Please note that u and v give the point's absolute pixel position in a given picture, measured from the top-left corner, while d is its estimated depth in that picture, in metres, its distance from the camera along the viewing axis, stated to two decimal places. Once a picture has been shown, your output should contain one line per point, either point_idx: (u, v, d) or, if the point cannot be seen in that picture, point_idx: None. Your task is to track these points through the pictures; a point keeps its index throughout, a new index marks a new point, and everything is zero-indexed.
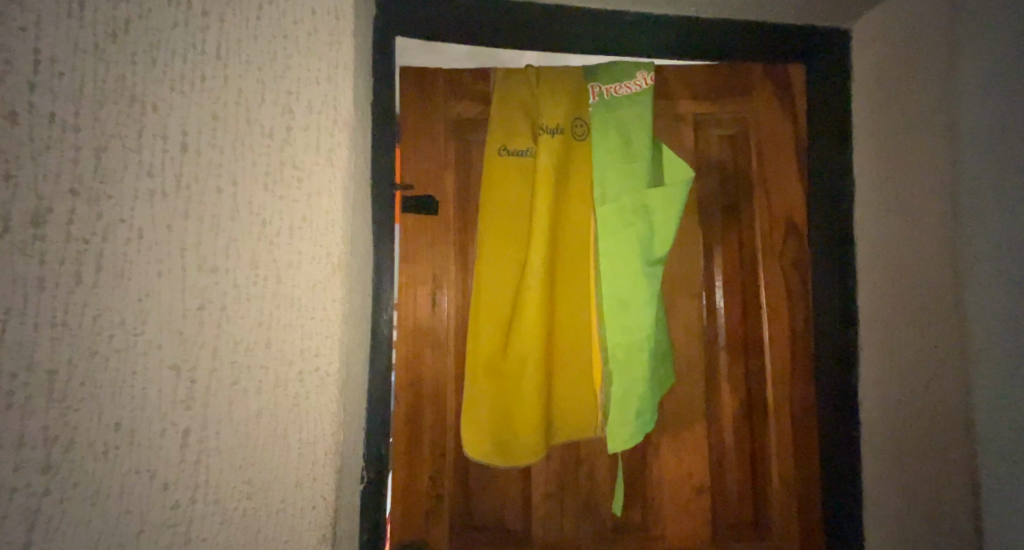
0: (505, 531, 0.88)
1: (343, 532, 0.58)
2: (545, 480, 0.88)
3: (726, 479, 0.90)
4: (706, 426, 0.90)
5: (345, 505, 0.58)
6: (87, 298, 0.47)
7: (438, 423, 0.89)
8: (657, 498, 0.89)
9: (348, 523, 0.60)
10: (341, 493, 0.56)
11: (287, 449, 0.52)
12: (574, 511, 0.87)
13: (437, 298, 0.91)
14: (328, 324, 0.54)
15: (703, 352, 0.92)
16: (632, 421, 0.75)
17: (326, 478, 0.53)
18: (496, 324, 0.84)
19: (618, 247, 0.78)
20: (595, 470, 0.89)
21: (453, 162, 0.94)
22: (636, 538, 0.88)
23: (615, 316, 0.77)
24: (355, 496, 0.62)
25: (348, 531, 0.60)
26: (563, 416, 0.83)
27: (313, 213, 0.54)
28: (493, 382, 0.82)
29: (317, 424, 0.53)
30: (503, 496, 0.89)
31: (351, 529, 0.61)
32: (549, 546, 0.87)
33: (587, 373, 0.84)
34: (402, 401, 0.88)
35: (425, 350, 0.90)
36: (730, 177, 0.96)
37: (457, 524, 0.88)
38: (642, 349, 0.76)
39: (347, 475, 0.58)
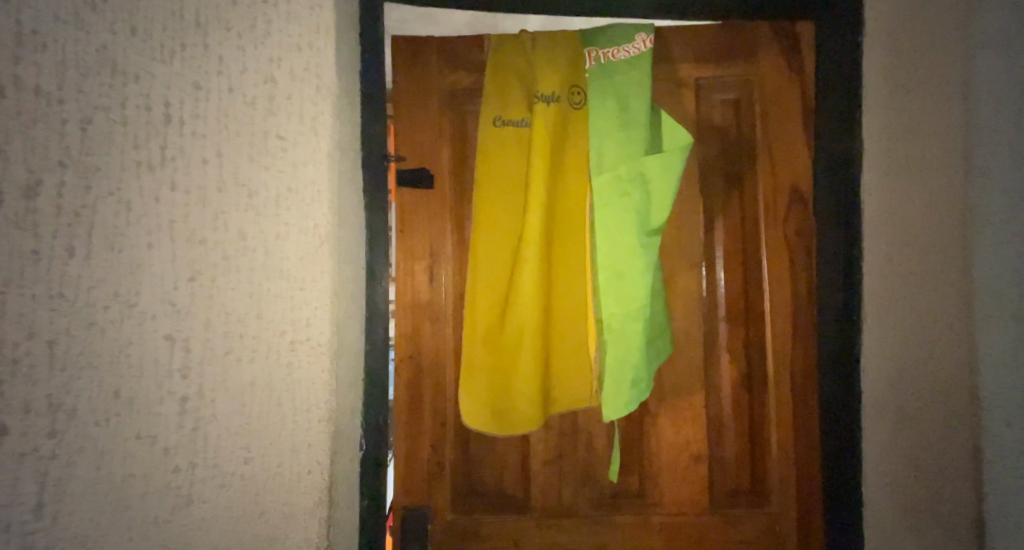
0: (505, 497, 0.90)
1: (340, 487, 0.61)
2: (544, 450, 0.89)
3: (725, 448, 0.89)
4: (706, 397, 0.90)
5: (341, 464, 0.61)
6: (82, 272, 0.44)
7: (438, 394, 0.90)
8: (656, 468, 0.89)
9: (346, 483, 0.62)
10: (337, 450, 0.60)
11: (283, 414, 0.55)
12: (571, 478, 0.89)
13: (435, 272, 0.91)
14: (317, 295, 0.57)
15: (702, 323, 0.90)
16: (628, 392, 0.74)
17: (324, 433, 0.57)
18: (494, 297, 0.85)
19: (613, 217, 0.77)
20: (593, 439, 0.89)
21: (448, 133, 0.92)
22: (635, 505, 0.88)
23: (610, 287, 0.76)
24: (353, 457, 0.65)
25: (346, 492, 0.63)
26: (560, 388, 0.84)
27: (299, 183, 0.55)
28: (491, 353, 0.83)
29: (310, 390, 0.56)
30: (502, 465, 0.90)
31: (350, 488, 0.64)
32: (548, 511, 0.89)
33: (584, 346, 0.84)
34: (402, 374, 0.90)
35: (424, 324, 0.91)
36: (734, 144, 0.93)
37: (459, 490, 0.90)
38: (637, 320, 0.75)
39: (342, 435, 0.62)
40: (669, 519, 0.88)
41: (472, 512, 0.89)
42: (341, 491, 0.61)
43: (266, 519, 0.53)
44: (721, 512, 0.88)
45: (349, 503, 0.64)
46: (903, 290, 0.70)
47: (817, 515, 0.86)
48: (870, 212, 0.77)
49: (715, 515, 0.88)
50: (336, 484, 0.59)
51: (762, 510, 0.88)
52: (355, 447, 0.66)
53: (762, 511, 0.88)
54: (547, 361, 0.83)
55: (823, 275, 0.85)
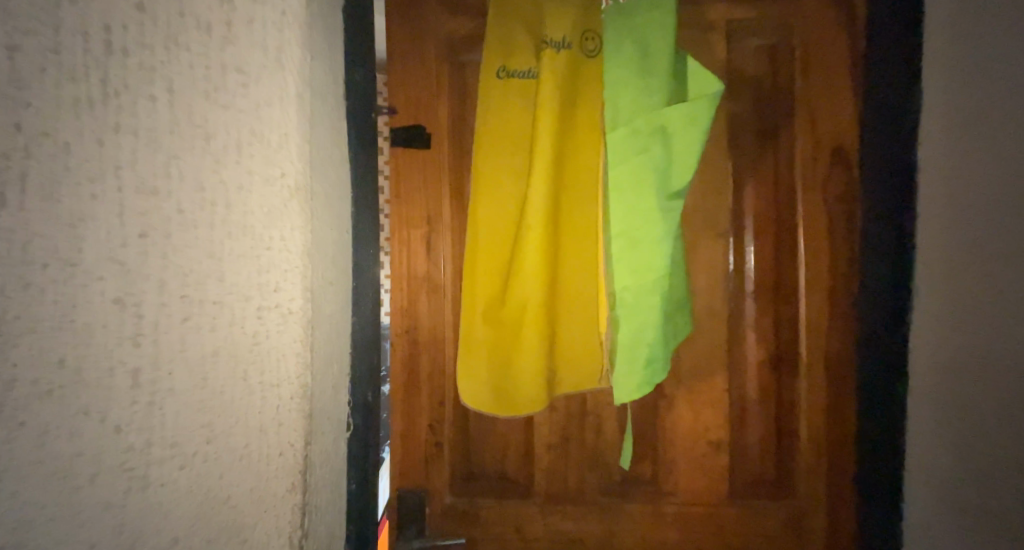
0: (508, 481, 0.84)
1: (320, 475, 0.53)
2: (548, 433, 0.82)
3: (747, 434, 0.80)
4: (730, 384, 0.79)
5: (320, 450, 0.53)
6: (6, 219, 0.31)
7: (436, 372, 0.84)
8: (672, 456, 0.81)
9: (331, 464, 0.57)
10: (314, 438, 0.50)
11: (249, 393, 0.41)
12: (580, 462, 0.82)
13: (433, 241, 0.83)
14: (289, 256, 0.44)
15: (726, 300, 0.79)
16: (639, 373, 0.66)
17: (299, 427, 0.44)
18: (496, 267, 0.77)
19: (630, 176, 0.66)
20: (603, 424, 0.82)
21: (446, 87, 0.83)
22: (647, 493, 0.82)
23: (624, 257, 0.66)
24: (338, 437, 0.59)
25: (331, 475, 0.57)
26: (567, 368, 0.77)
27: (263, 126, 0.41)
28: (492, 328, 0.76)
29: (280, 365, 0.43)
30: (503, 448, 0.83)
31: (336, 469, 0.58)
32: (553, 497, 0.82)
33: (593, 323, 0.76)
34: (397, 350, 0.84)
35: (421, 296, 0.83)
36: (769, 96, 0.80)
37: (459, 473, 0.84)
38: (655, 295, 0.66)
39: (317, 422, 0.52)
40: (685, 508, 0.81)
41: (471, 496, 0.84)
42: (321, 478, 0.53)
43: (235, 514, 0.40)
44: (743, 504, 0.80)
45: (335, 487, 0.58)
46: (995, 262, 0.61)
47: (850, 511, 0.77)
48: (936, 175, 0.67)
49: (735, 506, 0.80)
50: (316, 471, 0.51)
51: (789, 502, 0.79)
52: (342, 425, 0.60)
53: (789, 505, 0.79)
54: (553, 339, 0.75)
55: (868, 247, 0.75)
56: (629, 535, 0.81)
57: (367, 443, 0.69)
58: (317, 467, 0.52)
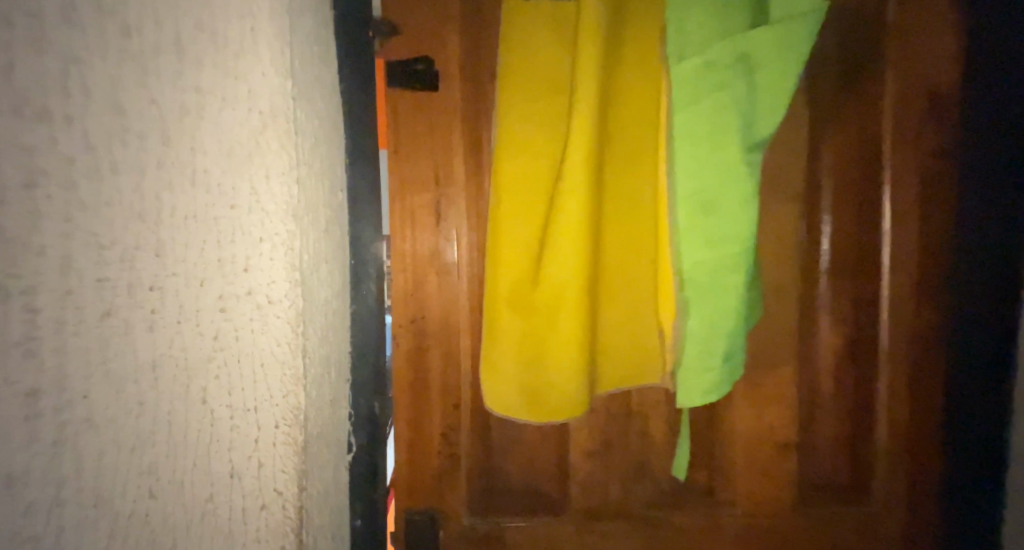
0: (537, 496, 0.71)
1: (325, 510, 0.41)
2: (587, 438, 0.69)
3: (816, 432, 0.70)
4: (800, 377, 0.68)
5: (325, 483, 0.41)
6: None
7: (450, 369, 0.69)
8: (731, 460, 0.69)
9: (332, 498, 0.43)
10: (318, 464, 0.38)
11: (211, 419, 0.32)
12: (621, 471, 0.70)
13: (443, 209, 0.68)
14: (264, 230, 0.32)
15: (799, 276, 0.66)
16: (715, 368, 0.54)
17: (292, 458, 0.33)
18: (526, 239, 0.63)
19: (703, 121, 0.52)
20: (649, 426, 0.70)
21: (458, 15, 0.67)
22: (700, 502, 0.71)
23: (692, 227, 0.53)
24: (340, 461, 0.46)
25: (333, 510, 0.44)
26: (612, 362, 0.64)
27: (222, 42, 0.30)
28: (521, 315, 0.62)
29: (255, 379, 0.32)
30: (532, 459, 0.70)
31: (338, 503, 0.45)
32: (590, 511, 0.70)
33: (643, 308, 0.63)
34: (401, 343, 0.68)
35: (429, 277, 0.68)
36: (855, 29, 0.66)
37: (479, 488, 0.70)
38: (734, 271, 0.52)
39: (322, 445, 0.40)
40: (744, 519, 0.70)
41: (494, 514, 0.70)
42: (327, 514, 0.42)
43: None
44: (809, 512, 0.69)
45: (337, 524, 0.45)
46: None
47: (933, 516, 0.68)
48: None
49: (803, 516, 0.69)
50: (320, 510, 0.39)
51: (863, 509, 0.69)
52: (345, 445, 0.47)
53: (862, 514, 0.69)
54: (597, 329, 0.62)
55: (968, 212, 0.64)
56: None
57: (373, 466, 0.53)
58: (320, 505, 0.39)
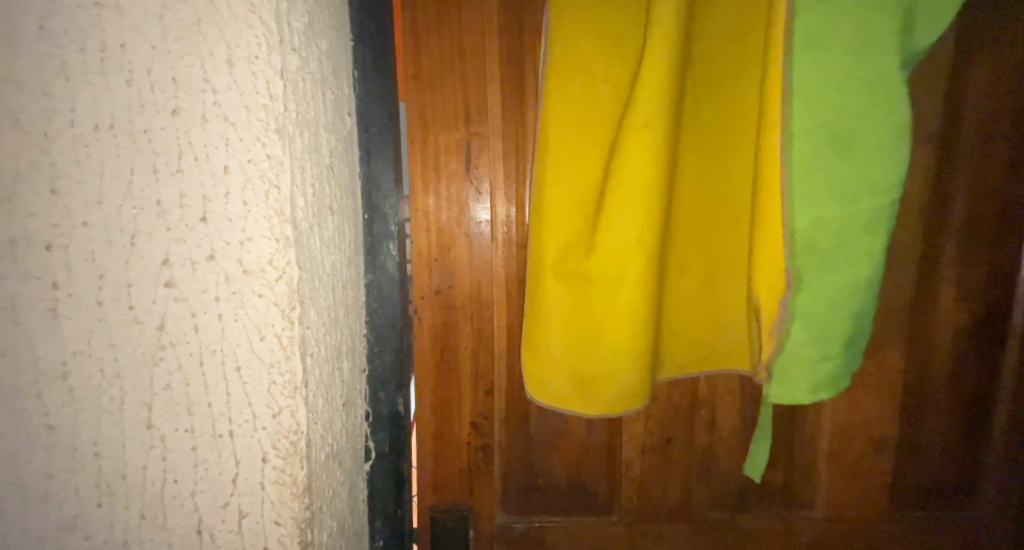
0: (583, 495, 0.61)
1: (340, 543, 0.31)
2: (646, 430, 0.59)
3: (921, 427, 0.58)
4: (907, 361, 0.56)
5: (337, 511, 0.30)
6: None
7: (482, 350, 0.57)
8: (814, 457, 0.59)
9: (346, 525, 0.33)
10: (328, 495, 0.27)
11: (155, 455, 0.21)
12: (682, 469, 0.60)
13: (476, 154, 0.55)
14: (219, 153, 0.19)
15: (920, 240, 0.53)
16: (834, 358, 0.42)
17: (291, 504, 0.22)
18: (580, 193, 0.50)
19: (847, 24, 0.37)
20: (718, 417, 0.59)
21: None
22: (775, 503, 0.60)
23: (823, 166, 0.38)
24: (355, 470, 0.35)
25: (348, 536, 0.34)
26: (677, 342, 0.53)
27: None
28: (573, 287, 0.50)
29: (222, 391, 0.21)
30: (579, 454, 0.59)
31: (354, 527, 0.35)
32: (645, 512, 0.61)
33: (717, 276, 0.51)
34: (424, 319, 0.56)
35: (459, 240, 0.56)
36: None
37: (515, 486, 0.60)
38: (873, 233, 0.39)
39: (333, 464, 0.29)
40: (823, 524, 0.60)
41: (533, 514, 0.61)
42: (343, 545, 0.32)
43: None
44: (899, 516, 0.60)
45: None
46: None
47: None
48: None
49: (891, 518, 0.60)
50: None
51: (964, 510, 0.60)
52: (361, 449, 0.37)
53: (963, 513, 0.60)
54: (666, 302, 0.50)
55: None
56: None
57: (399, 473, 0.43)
58: (332, 541, 0.29)
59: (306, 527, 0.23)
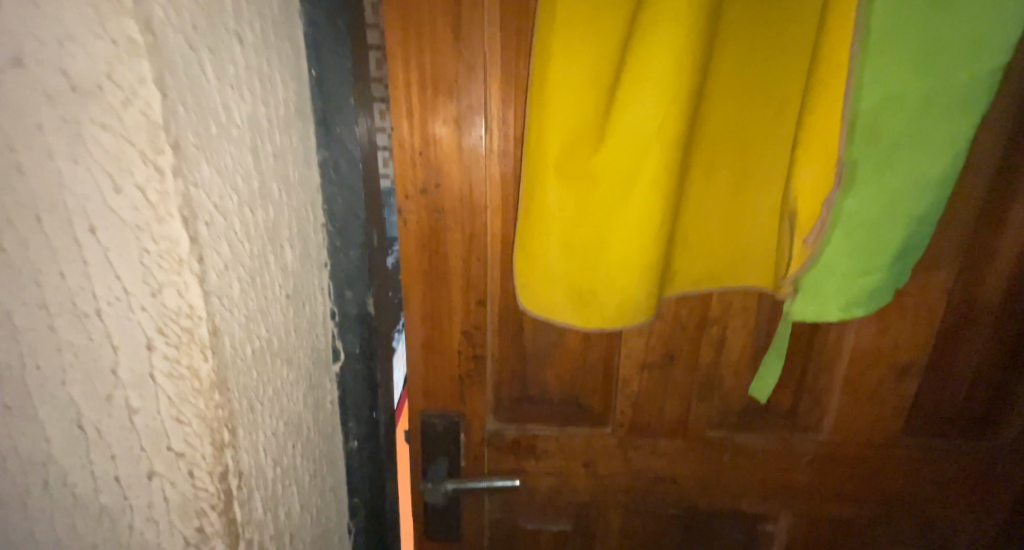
0: (577, 408, 0.59)
1: (293, 443, 0.28)
2: (648, 347, 0.55)
3: (954, 357, 0.53)
4: (955, 283, 0.50)
5: (287, 410, 0.27)
6: None
7: (474, 258, 0.51)
8: (828, 383, 0.55)
9: (303, 424, 0.30)
10: (262, 392, 0.24)
11: (9, 332, 0.17)
12: (683, 387, 0.57)
13: (468, 18, 0.44)
14: None
15: (1004, 142, 0.45)
16: (878, 274, 0.35)
17: (194, 400, 0.18)
18: (595, 67, 0.40)
19: None
20: (728, 337, 0.54)
21: None
22: (778, 425, 0.58)
23: (915, 19, 0.29)
24: (314, 370, 0.32)
25: (310, 435, 0.32)
26: (691, 253, 0.47)
27: None
28: (576, 188, 0.43)
29: (82, 257, 0.16)
30: (575, 369, 0.56)
31: (317, 426, 0.33)
32: (638, 427, 0.59)
33: (749, 178, 0.44)
34: (409, 220, 0.50)
35: (448, 129, 0.47)
36: None
37: (506, 396, 0.58)
38: (963, 119, 0.31)
39: (273, 360, 0.25)
40: (826, 448, 0.58)
41: (524, 423, 0.59)
42: (299, 445, 0.29)
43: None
44: (908, 444, 0.57)
45: (320, 450, 0.33)
46: None
47: None
48: None
49: (898, 445, 0.57)
50: (280, 449, 0.26)
51: (978, 442, 0.57)
52: (321, 348, 0.33)
53: (978, 445, 0.57)
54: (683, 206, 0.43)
55: None
56: (742, 476, 0.60)
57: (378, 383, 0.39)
58: (279, 441, 0.26)
59: (215, 424, 0.19)
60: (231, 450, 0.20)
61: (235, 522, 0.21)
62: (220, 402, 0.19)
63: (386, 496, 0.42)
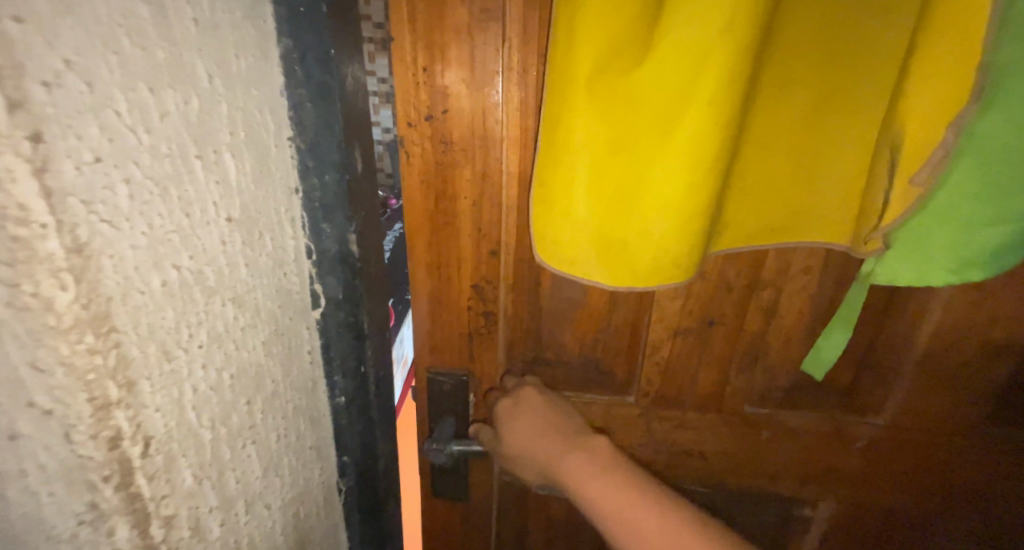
0: (599, 373, 0.53)
1: (250, 399, 0.24)
2: (684, 310, 0.47)
3: None
4: None
5: (238, 359, 0.22)
6: None
7: (489, 200, 0.45)
8: (896, 361, 0.47)
9: (270, 377, 0.25)
10: (187, 337, 0.18)
11: None
12: (720, 357, 0.50)
13: None
14: None
15: None
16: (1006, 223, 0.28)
17: (56, 341, 0.13)
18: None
19: None
20: (781, 303, 0.46)
21: None
22: (829, 405, 0.51)
23: None
24: (284, 316, 0.27)
25: (280, 390, 0.27)
26: (746, 199, 0.40)
27: None
28: (612, 117, 0.35)
29: None
30: (597, 330, 0.50)
31: (291, 380, 0.28)
32: (667, 398, 0.53)
33: (826, 111, 0.36)
34: (415, 153, 0.43)
35: (457, 41, 0.39)
36: None
37: (521, 357, 0.53)
38: None
39: (210, 298, 0.20)
40: (884, 435, 0.50)
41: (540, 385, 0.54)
42: (261, 403, 0.24)
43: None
44: (986, 434, 0.49)
45: (297, 407, 0.29)
46: None
47: None
48: None
49: (973, 435, 0.50)
50: (227, 408, 0.21)
51: None
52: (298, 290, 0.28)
53: None
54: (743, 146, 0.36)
55: None
56: (780, 459, 0.53)
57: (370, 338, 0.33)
58: (223, 397, 0.21)
59: (87, 376, 0.14)
60: (127, 411, 0.15)
61: (143, 499, 0.17)
62: (94, 348, 0.14)
63: (381, 461, 0.37)
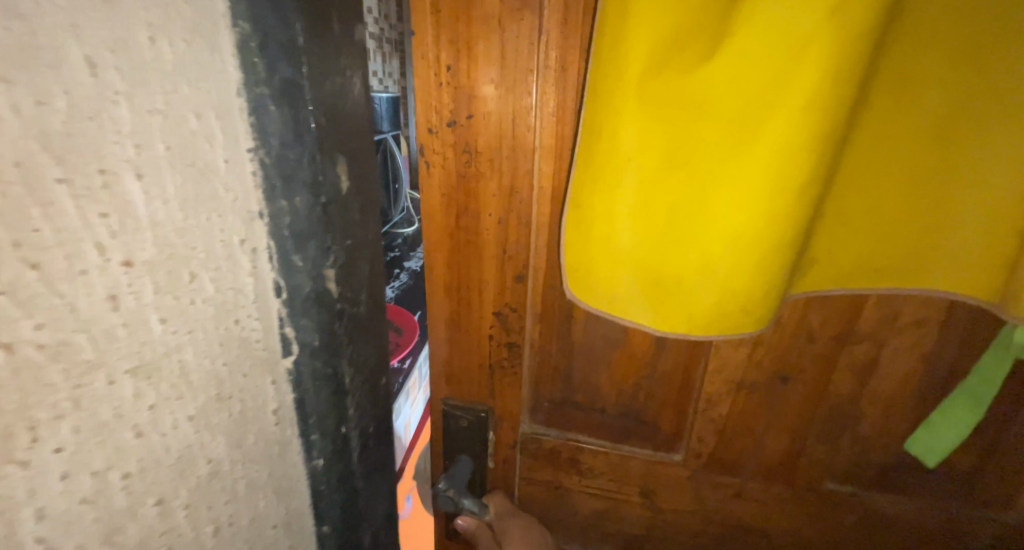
0: (640, 424, 0.45)
1: (162, 500, 0.16)
2: (751, 362, 0.39)
3: None
4: None
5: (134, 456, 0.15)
6: None
7: (519, 218, 0.38)
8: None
9: (203, 463, 0.18)
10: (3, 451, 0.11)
11: None
12: (795, 421, 0.40)
13: None
14: None
15: None
16: None
17: None
18: None
19: None
20: (882, 362, 0.36)
21: None
22: (937, 488, 0.40)
23: None
24: (233, 374, 0.19)
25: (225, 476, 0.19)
26: (827, 243, 0.32)
27: None
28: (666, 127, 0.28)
29: None
30: (640, 376, 0.42)
31: (243, 452, 0.20)
32: (724, 460, 0.44)
33: (954, 126, 0.27)
34: (434, 164, 0.38)
35: (485, 31, 0.33)
36: None
37: (549, 395, 0.46)
38: None
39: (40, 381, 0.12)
40: (1011, 531, 0.40)
41: (570, 430, 0.47)
42: (185, 498, 0.17)
43: None
44: None
45: (255, 484, 0.21)
46: None
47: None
48: None
49: None
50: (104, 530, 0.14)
51: None
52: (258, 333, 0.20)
53: None
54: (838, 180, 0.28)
55: None
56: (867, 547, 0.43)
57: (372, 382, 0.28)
58: (107, 512, 0.14)
59: None
60: None
61: None
62: None
63: (373, 525, 0.31)
